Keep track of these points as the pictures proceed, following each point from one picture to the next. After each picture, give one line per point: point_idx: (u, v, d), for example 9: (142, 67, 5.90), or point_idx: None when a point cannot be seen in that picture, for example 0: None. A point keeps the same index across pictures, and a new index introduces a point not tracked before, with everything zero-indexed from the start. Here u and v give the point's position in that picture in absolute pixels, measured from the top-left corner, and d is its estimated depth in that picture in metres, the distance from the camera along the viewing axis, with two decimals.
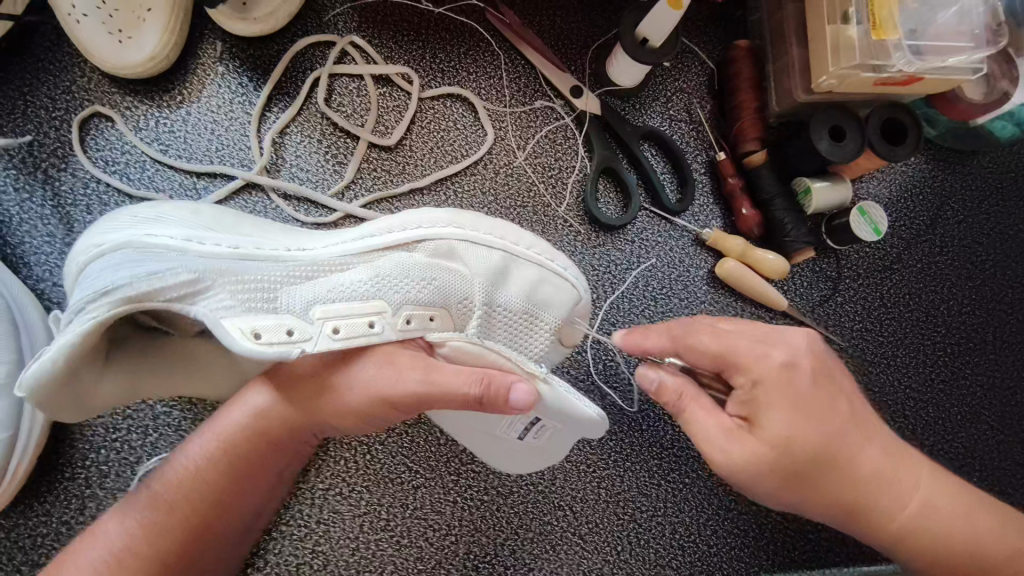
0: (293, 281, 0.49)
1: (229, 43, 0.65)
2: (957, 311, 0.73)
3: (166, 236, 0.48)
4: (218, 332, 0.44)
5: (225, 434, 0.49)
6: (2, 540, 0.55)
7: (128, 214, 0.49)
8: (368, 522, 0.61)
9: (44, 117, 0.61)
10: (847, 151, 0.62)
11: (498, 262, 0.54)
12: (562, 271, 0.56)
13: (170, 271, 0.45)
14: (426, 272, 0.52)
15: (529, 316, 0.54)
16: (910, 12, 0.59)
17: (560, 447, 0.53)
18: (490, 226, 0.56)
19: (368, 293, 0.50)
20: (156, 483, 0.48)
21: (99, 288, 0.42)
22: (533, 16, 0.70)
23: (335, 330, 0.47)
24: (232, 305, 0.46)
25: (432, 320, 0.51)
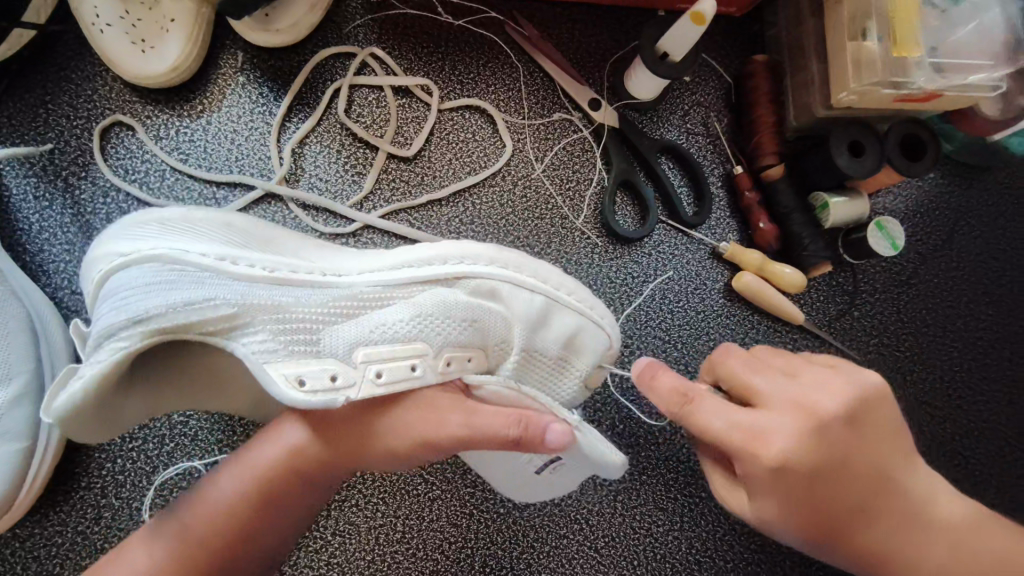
0: (335, 321, 0.50)
1: (250, 53, 0.65)
2: (974, 326, 0.72)
3: (198, 253, 0.47)
4: (262, 379, 0.45)
5: (259, 467, 0.47)
6: (18, 550, 0.55)
7: (157, 216, 0.48)
8: (384, 534, 0.60)
9: (66, 126, 0.61)
10: (866, 166, 0.62)
11: (541, 306, 0.54)
12: (600, 321, 0.55)
13: (211, 304, 0.45)
14: (468, 313, 0.52)
15: (562, 363, 0.56)
16: (931, 29, 0.59)
17: (563, 484, 0.53)
18: (534, 268, 0.55)
19: (409, 335, 0.50)
20: (183, 514, 0.46)
21: (135, 316, 0.42)
22: (551, 30, 0.70)
23: (379, 374, 0.48)
24: (276, 349, 0.46)
25: (470, 361, 0.52)
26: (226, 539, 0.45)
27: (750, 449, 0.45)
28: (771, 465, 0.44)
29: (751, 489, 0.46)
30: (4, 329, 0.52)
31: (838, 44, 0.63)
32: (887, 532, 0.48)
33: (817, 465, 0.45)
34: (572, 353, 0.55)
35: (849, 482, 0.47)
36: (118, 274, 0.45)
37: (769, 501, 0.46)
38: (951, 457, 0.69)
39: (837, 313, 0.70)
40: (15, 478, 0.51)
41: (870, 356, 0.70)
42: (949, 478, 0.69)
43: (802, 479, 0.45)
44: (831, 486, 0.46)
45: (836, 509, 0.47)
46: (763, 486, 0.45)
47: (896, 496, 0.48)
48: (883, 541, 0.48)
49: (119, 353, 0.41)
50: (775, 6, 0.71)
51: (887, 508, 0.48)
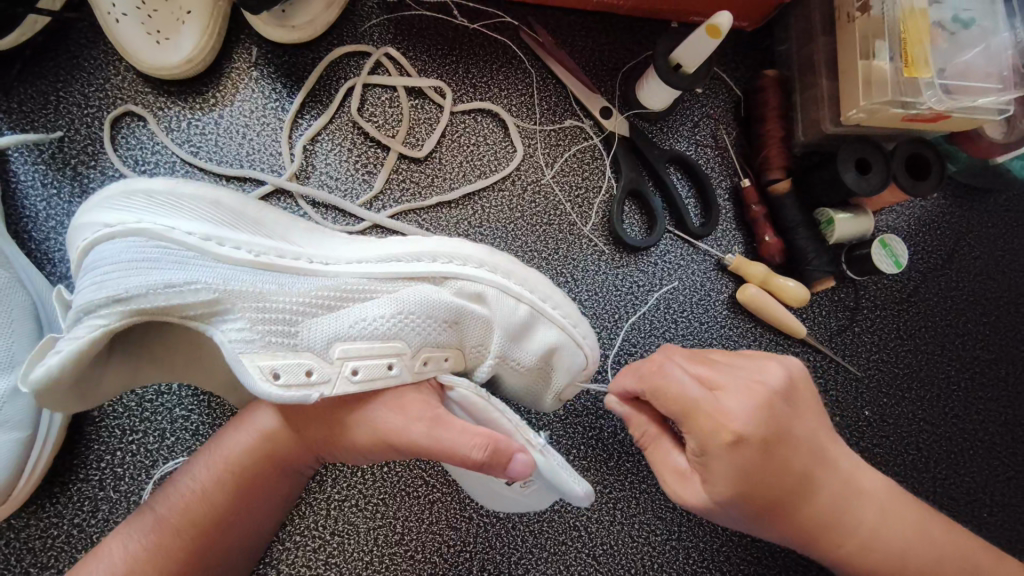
0: (314, 313, 0.49)
1: (265, 49, 0.65)
2: (971, 346, 0.73)
3: (182, 232, 0.47)
4: (237, 369, 0.45)
5: (230, 453, 0.48)
6: (11, 541, 0.54)
7: (144, 187, 0.48)
8: (382, 536, 0.60)
9: (76, 114, 0.61)
10: (873, 184, 0.63)
11: (525, 317, 0.54)
12: (580, 337, 0.56)
13: (191, 288, 0.45)
14: (451, 315, 0.52)
15: (541, 371, 0.56)
16: (940, 51, 0.60)
17: (529, 500, 0.52)
18: (524, 277, 0.55)
19: (388, 333, 0.49)
20: (161, 505, 0.47)
21: (112, 294, 0.42)
22: (566, 37, 0.71)
23: (354, 372, 0.48)
24: (251, 340, 0.45)
25: (446, 360, 0.52)
26: (200, 523, 0.47)
27: (713, 420, 0.45)
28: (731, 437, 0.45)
29: (708, 465, 0.46)
30: (8, 317, 0.51)
31: (849, 62, 0.63)
32: (817, 503, 0.49)
33: (769, 439, 0.46)
34: (549, 365, 0.56)
35: (793, 456, 0.47)
36: (103, 246, 0.45)
37: (727, 476, 0.46)
38: (946, 475, 0.70)
39: (838, 329, 0.71)
40: (14, 469, 0.51)
41: (868, 372, 0.71)
42: (943, 495, 0.70)
43: (755, 453, 0.45)
44: (779, 462, 0.47)
45: (780, 485, 0.47)
46: (722, 461, 0.45)
47: (831, 470, 0.50)
48: (816, 510, 0.49)
49: (95, 332, 0.41)
50: (786, 23, 0.72)
51: (820, 480, 0.49)
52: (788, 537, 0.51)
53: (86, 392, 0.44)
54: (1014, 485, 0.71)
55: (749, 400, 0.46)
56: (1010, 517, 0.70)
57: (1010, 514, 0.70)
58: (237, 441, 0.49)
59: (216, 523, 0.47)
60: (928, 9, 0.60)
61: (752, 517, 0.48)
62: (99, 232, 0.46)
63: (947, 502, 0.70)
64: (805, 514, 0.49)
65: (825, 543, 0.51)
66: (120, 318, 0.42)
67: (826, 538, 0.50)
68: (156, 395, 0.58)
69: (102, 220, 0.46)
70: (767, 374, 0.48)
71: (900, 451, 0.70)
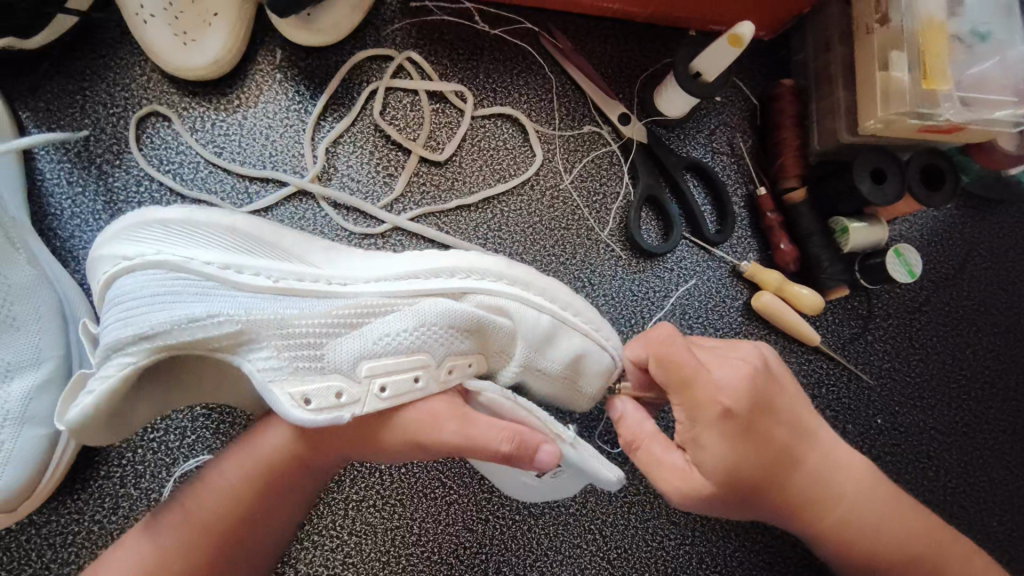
0: (337, 334, 0.49)
1: (289, 52, 0.65)
2: (982, 355, 0.74)
3: (200, 261, 0.48)
4: (268, 397, 0.45)
5: (261, 453, 0.49)
6: (33, 537, 0.55)
7: (160, 217, 0.49)
8: (400, 536, 0.60)
9: (102, 113, 0.61)
10: (889, 194, 0.63)
11: (547, 327, 0.55)
12: (604, 342, 0.57)
13: (214, 321, 0.44)
14: (471, 328, 0.52)
15: (566, 378, 0.57)
16: (958, 63, 0.61)
17: (560, 489, 0.53)
18: (542, 285, 0.56)
19: (412, 346, 0.50)
20: (190, 501, 0.47)
21: (141, 335, 0.42)
22: (585, 44, 0.71)
23: (382, 388, 0.48)
24: (280, 367, 0.46)
25: (471, 367, 0.53)
26: (227, 521, 0.47)
27: (705, 390, 0.47)
28: (722, 408, 0.46)
29: (699, 436, 0.47)
30: (34, 315, 0.52)
31: (866, 72, 0.64)
32: (796, 480, 0.49)
33: (754, 408, 0.47)
34: (577, 370, 0.56)
35: (771, 429, 0.48)
36: (126, 279, 0.46)
37: (718, 447, 0.46)
38: (957, 483, 0.71)
39: (851, 336, 0.72)
40: (40, 464, 0.51)
41: (881, 380, 0.71)
42: (954, 503, 0.70)
43: (744, 422, 0.47)
44: (762, 433, 0.48)
45: (766, 458, 0.48)
46: (714, 430, 0.46)
47: (806, 446, 0.50)
48: (801, 485, 0.49)
49: (127, 369, 0.41)
50: (803, 33, 0.73)
51: (799, 454, 0.49)
52: (772, 514, 0.50)
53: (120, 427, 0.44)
54: None
55: (736, 371, 0.48)
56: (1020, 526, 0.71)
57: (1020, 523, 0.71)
58: (269, 442, 0.49)
59: (243, 524, 0.47)
60: (947, 21, 0.60)
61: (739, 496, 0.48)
62: (121, 269, 0.47)
63: (958, 511, 0.70)
64: (786, 489, 0.49)
65: (808, 516, 0.50)
66: (148, 354, 0.42)
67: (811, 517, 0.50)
68: None
69: (121, 253, 0.47)
70: (752, 352, 0.51)
71: (911, 458, 0.70)
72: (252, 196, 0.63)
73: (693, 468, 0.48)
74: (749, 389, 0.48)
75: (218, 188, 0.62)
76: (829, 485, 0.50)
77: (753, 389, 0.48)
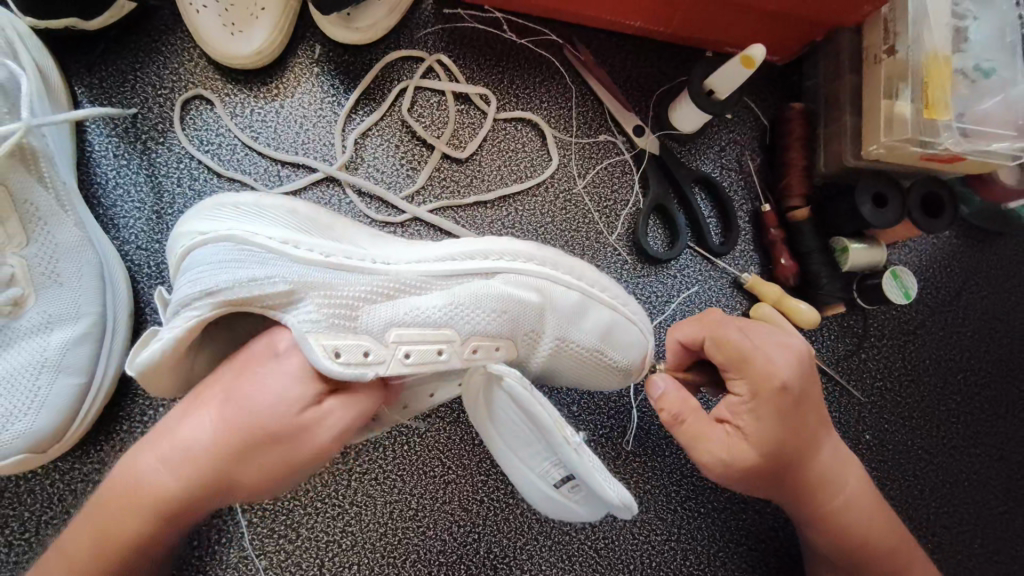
0: (374, 298, 0.51)
1: (327, 47, 0.69)
2: (973, 382, 0.76)
3: (267, 236, 0.49)
4: (302, 347, 0.46)
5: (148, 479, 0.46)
6: (56, 482, 0.58)
7: (232, 201, 0.52)
8: (398, 510, 0.63)
9: (150, 93, 0.66)
10: (889, 217, 0.66)
11: (576, 302, 0.57)
12: (630, 314, 0.60)
13: (270, 280, 0.47)
14: (500, 306, 0.54)
15: (597, 354, 0.58)
16: (961, 96, 0.64)
17: (578, 510, 0.52)
18: (574, 265, 0.58)
19: (441, 320, 0.51)
20: (128, 480, 0.47)
21: (205, 288, 0.46)
22: (607, 58, 0.75)
23: (407, 355, 0.49)
24: (317, 319, 0.48)
25: (498, 350, 0.54)
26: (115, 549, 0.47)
27: (766, 371, 0.52)
28: (775, 383, 0.52)
29: (757, 409, 0.52)
30: (77, 274, 0.56)
31: (873, 100, 0.67)
32: (819, 462, 0.56)
33: (803, 391, 0.53)
34: (608, 343, 0.58)
35: (809, 413, 0.54)
36: (199, 249, 0.49)
37: (767, 422, 0.52)
38: (940, 503, 0.73)
39: (846, 353, 0.74)
40: (71, 411, 0.55)
41: (872, 398, 0.74)
42: (937, 523, 0.72)
43: (792, 400, 0.53)
44: (804, 414, 0.54)
45: (799, 437, 0.54)
46: (770, 402, 0.52)
47: (830, 433, 0.57)
48: (818, 464, 0.56)
49: (190, 320, 0.46)
50: (816, 60, 0.76)
51: (824, 439, 0.56)
52: (792, 490, 0.56)
53: (169, 382, 0.50)
54: (1006, 519, 0.73)
55: (786, 355, 0.53)
56: (1000, 550, 0.73)
57: (1000, 547, 0.73)
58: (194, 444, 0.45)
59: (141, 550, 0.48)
60: (951, 55, 0.63)
61: (769, 471, 0.53)
62: (193, 240, 0.49)
63: (939, 530, 0.72)
64: (809, 467, 0.55)
65: (819, 497, 0.57)
66: (212, 309, 0.46)
67: (818, 495, 0.57)
68: None
69: (197, 229, 0.49)
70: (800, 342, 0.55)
71: (897, 476, 0.72)
72: (282, 180, 0.67)
73: (737, 438, 0.53)
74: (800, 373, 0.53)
75: (252, 170, 0.67)
76: (841, 469, 0.57)
77: (801, 373, 0.53)
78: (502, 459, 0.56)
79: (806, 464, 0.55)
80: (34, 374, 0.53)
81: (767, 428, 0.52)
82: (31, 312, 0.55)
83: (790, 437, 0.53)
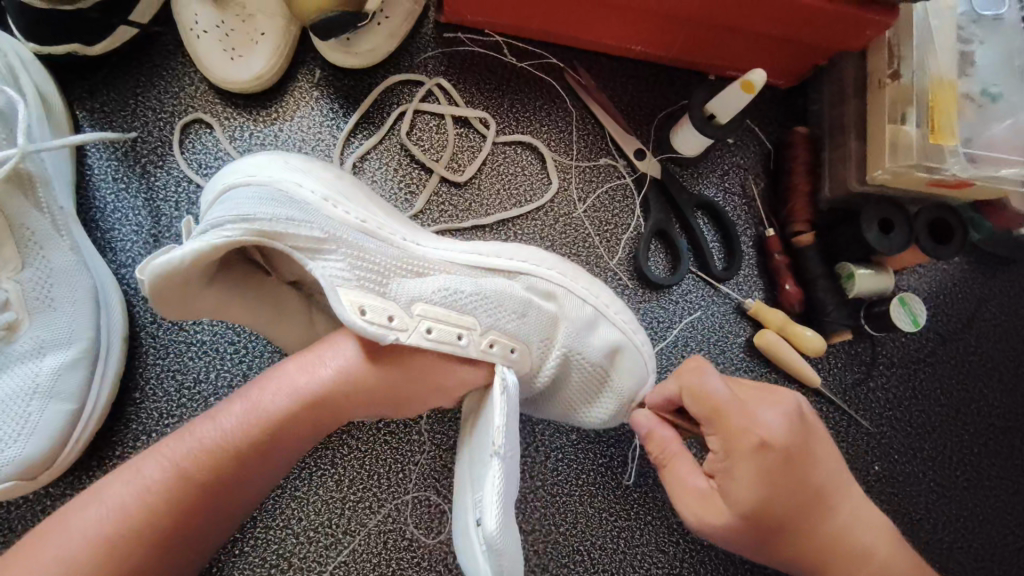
0: (403, 273, 0.52)
1: (327, 71, 0.70)
2: (986, 412, 0.73)
3: (308, 189, 0.51)
4: (330, 299, 0.47)
5: (264, 415, 0.46)
6: (47, 508, 0.58)
7: (283, 157, 0.54)
8: (392, 540, 0.62)
9: (151, 117, 0.66)
10: (895, 244, 0.65)
11: (588, 316, 0.56)
12: (639, 345, 0.58)
13: (307, 226, 0.49)
14: (523, 305, 0.54)
15: (600, 376, 0.56)
16: (967, 121, 0.62)
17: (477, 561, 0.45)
18: (588, 282, 0.58)
19: (466, 307, 0.52)
20: (198, 440, 0.44)
21: (243, 215, 0.47)
22: (608, 81, 0.75)
23: (429, 329, 0.50)
24: (348, 278, 0.49)
25: (513, 352, 0.53)
26: (206, 478, 0.44)
27: (743, 423, 0.49)
28: (755, 442, 0.48)
29: (733, 467, 0.49)
30: (71, 299, 0.56)
31: (878, 125, 0.66)
32: (830, 532, 0.50)
33: (792, 453, 0.49)
34: (612, 365, 0.57)
35: (807, 475, 0.49)
36: (240, 188, 0.50)
37: (748, 483, 0.48)
38: (954, 539, 0.70)
39: (853, 382, 0.72)
40: (61, 437, 0.54)
41: (881, 428, 0.72)
42: (951, 559, 0.70)
43: (777, 461, 0.48)
44: (795, 479, 0.49)
45: (792, 506, 0.49)
46: (746, 460, 0.48)
47: (848, 497, 0.52)
48: (823, 541, 0.50)
49: (218, 240, 0.46)
50: (821, 84, 0.75)
51: (837, 505, 0.51)
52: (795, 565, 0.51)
53: (178, 306, 0.50)
54: None
55: (775, 413, 0.50)
56: None
57: None
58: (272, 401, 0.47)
59: (225, 484, 0.45)
60: (957, 81, 0.62)
61: (757, 537, 0.49)
62: (239, 178, 0.51)
63: (953, 566, 0.70)
64: (817, 538, 0.50)
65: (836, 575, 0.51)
66: (242, 234, 0.47)
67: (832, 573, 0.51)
68: (195, 382, 0.62)
69: (244, 171, 0.51)
70: (793, 396, 0.52)
71: (908, 509, 0.70)
72: None
73: (716, 495, 0.50)
74: (787, 432, 0.49)
75: None
76: (869, 544, 0.51)
77: (789, 433, 0.49)
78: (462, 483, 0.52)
79: (806, 538, 0.50)
80: (25, 399, 0.53)
81: (749, 494, 0.48)
82: (24, 338, 0.54)
83: (780, 508, 0.48)
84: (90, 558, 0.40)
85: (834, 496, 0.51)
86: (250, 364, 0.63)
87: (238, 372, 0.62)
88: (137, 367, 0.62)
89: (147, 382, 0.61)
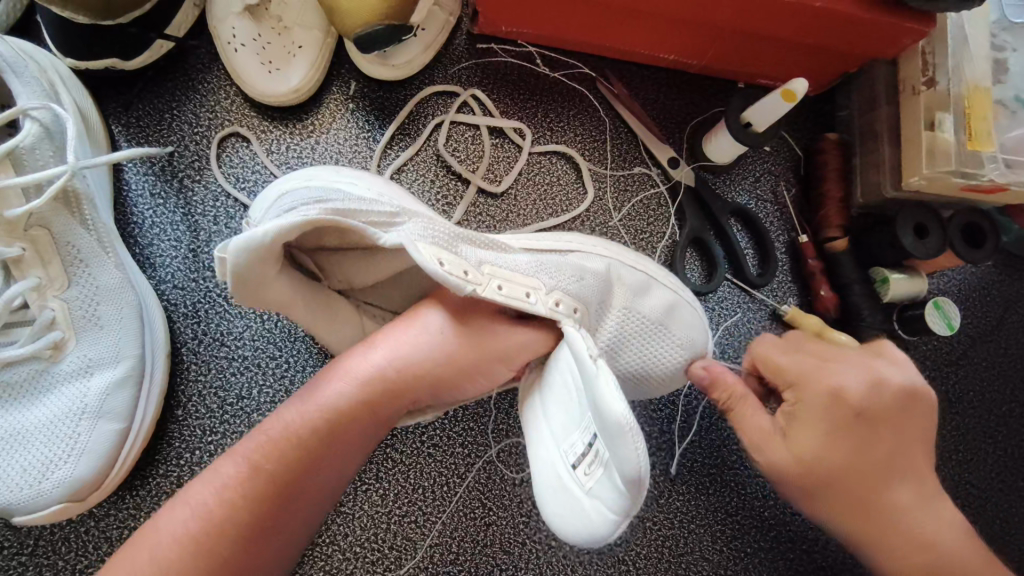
0: (472, 238, 0.50)
1: (362, 83, 0.69)
2: (1019, 414, 0.74)
3: (366, 190, 0.52)
4: (410, 248, 0.46)
5: (329, 403, 0.46)
6: (91, 530, 0.57)
7: (332, 170, 0.55)
8: (439, 554, 0.62)
9: (187, 131, 0.66)
10: (930, 248, 0.65)
11: (643, 280, 0.58)
12: (692, 304, 0.59)
13: (376, 204, 0.49)
14: (582, 270, 0.54)
15: (662, 328, 0.56)
16: (1000, 126, 0.63)
17: (586, 505, 0.43)
18: (630, 255, 0.60)
19: (530, 269, 0.51)
20: (269, 435, 0.44)
21: (315, 199, 0.47)
22: (640, 91, 0.75)
23: (500, 285, 0.49)
24: (424, 234, 0.48)
25: (577, 313, 0.52)
26: (282, 470, 0.43)
27: (811, 380, 0.52)
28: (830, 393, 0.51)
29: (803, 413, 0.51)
30: (117, 315, 0.55)
31: (911, 131, 0.67)
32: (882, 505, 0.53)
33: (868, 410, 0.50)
34: (673, 323, 0.57)
35: (879, 442, 0.51)
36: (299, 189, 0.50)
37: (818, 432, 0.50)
38: (992, 539, 0.71)
39: None
40: (110, 457, 0.54)
41: None
42: None
43: (854, 415, 0.50)
44: (873, 441, 0.50)
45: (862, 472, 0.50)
46: (821, 406, 0.51)
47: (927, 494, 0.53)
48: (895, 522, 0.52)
49: (296, 219, 0.46)
50: (849, 91, 0.76)
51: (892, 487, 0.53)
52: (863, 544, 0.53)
53: (253, 290, 0.48)
54: None
55: (858, 372, 0.52)
56: None
57: None
58: (333, 390, 0.47)
59: (300, 477, 0.44)
60: (991, 87, 0.63)
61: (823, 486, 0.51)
62: (297, 182, 0.51)
63: None
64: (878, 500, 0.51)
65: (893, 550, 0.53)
66: (317, 214, 0.46)
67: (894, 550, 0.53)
68: (237, 399, 0.61)
69: (300, 176, 0.52)
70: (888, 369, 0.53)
71: None
72: None
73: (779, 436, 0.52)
74: (869, 392, 0.51)
75: None
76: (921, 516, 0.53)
77: (873, 397, 0.51)
78: (533, 449, 0.50)
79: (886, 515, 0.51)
80: (74, 420, 0.52)
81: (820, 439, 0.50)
82: (71, 356, 0.54)
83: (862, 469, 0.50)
84: (178, 559, 0.40)
85: (913, 458, 0.52)
86: (293, 377, 0.62)
87: (281, 386, 0.62)
88: (178, 384, 0.61)
89: (189, 399, 0.61)
